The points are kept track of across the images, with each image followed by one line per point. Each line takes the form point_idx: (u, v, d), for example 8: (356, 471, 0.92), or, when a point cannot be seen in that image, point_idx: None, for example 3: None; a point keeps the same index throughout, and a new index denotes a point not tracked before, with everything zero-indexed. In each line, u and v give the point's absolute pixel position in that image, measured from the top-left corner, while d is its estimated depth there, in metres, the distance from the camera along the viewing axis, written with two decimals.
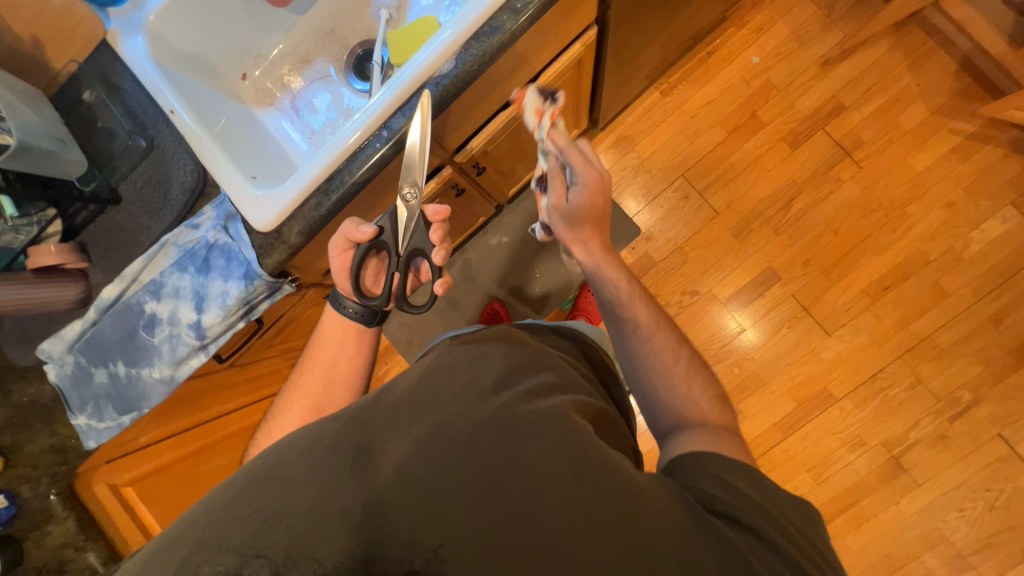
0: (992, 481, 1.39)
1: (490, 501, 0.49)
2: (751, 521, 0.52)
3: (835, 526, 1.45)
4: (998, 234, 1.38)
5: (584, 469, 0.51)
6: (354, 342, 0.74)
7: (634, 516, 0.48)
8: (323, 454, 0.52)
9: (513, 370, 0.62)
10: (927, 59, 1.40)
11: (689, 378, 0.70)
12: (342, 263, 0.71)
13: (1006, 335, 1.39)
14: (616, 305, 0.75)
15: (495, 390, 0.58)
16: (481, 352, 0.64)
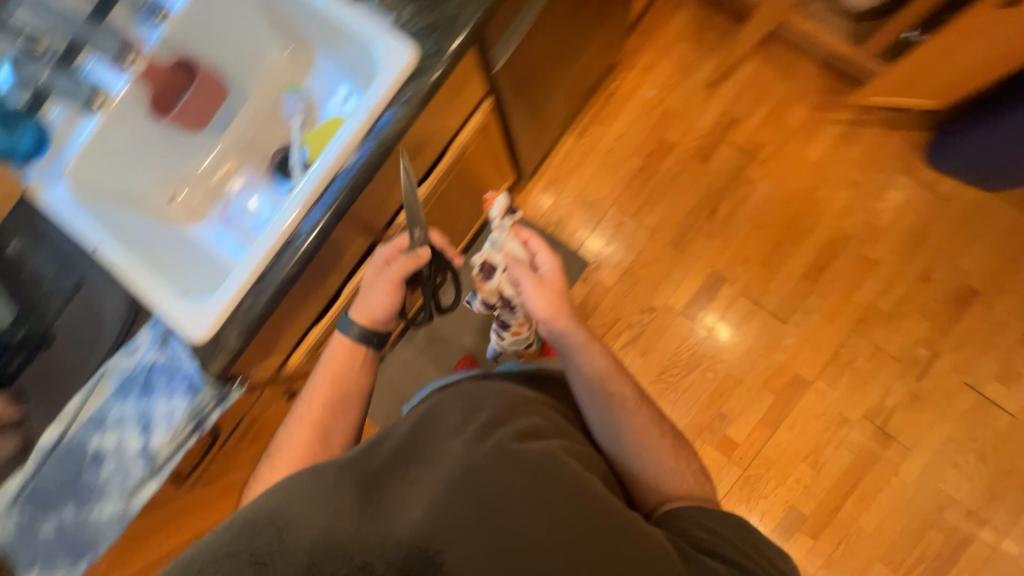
0: (973, 430, 1.43)
1: (481, 530, 0.56)
2: (734, 556, 0.69)
3: (846, 510, 1.45)
4: (901, 200, 1.52)
5: (560, 489, 0.59)
6: (357, 371, 0.83)
7: (597, 521, 0.57)
8: (328, 500, 0.59)
9: (506, 411, 0.69)
10: (794, 67, 1.60)
11: (674, 454, 0.82)
12: (387, 301, 0.83)
13: (939, 288, 1.48)
14: (603, 383, 0.85)
15: (488, 431, 0.65)
16: (473, 397, 0.72)
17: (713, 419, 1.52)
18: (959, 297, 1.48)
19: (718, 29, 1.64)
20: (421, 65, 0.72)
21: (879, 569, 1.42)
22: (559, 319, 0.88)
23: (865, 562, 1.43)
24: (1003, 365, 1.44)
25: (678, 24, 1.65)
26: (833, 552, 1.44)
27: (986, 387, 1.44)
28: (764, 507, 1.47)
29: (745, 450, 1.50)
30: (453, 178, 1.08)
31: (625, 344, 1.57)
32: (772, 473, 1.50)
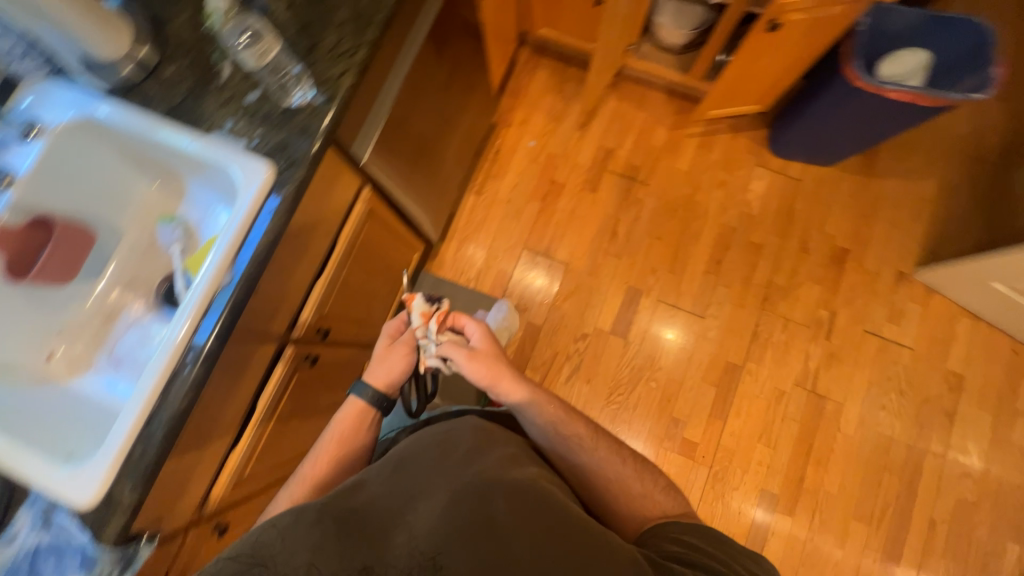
0: (885, 370, 1.59)
1: (469, 530, 0.66)
2: (707, 563, 0.72)
3: (810, 478, 1.53)
4: (764, 188, 1.73)
5: (521, 497, 0.71)
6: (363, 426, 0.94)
7: (552, 518, 0.68)
8: (320, 525, 0.66)
9: (480, 446, 0.80)
10: (647, 95, 1.80)
11: (640, 476, 0.88)
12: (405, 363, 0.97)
13: (818, 255, 1.68)
14: (558, 430, 0.90)
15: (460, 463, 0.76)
16: (451, 437, 0.83)
17: (668, 425, 1.58)
18: (835, 258, 1.67)
19: (574, 77, 1.83)
20: (283, 180, 0.76)
21: (854, 525, 1.50)
22: (500, 384, 0.93)
23: (841, 522, 1.50)
24: (888, 307, 1.63)
25: (539, 79, 1.83)
26: (811, 522, 1.50)
27: (882, 329, 1.62)
28: (739, 497, 1.53)
29: (704, 446, 1.56)
30: (353, 265, 1.08)
31: (570, 375, 1.62)
32: (735, 461, 1.56)
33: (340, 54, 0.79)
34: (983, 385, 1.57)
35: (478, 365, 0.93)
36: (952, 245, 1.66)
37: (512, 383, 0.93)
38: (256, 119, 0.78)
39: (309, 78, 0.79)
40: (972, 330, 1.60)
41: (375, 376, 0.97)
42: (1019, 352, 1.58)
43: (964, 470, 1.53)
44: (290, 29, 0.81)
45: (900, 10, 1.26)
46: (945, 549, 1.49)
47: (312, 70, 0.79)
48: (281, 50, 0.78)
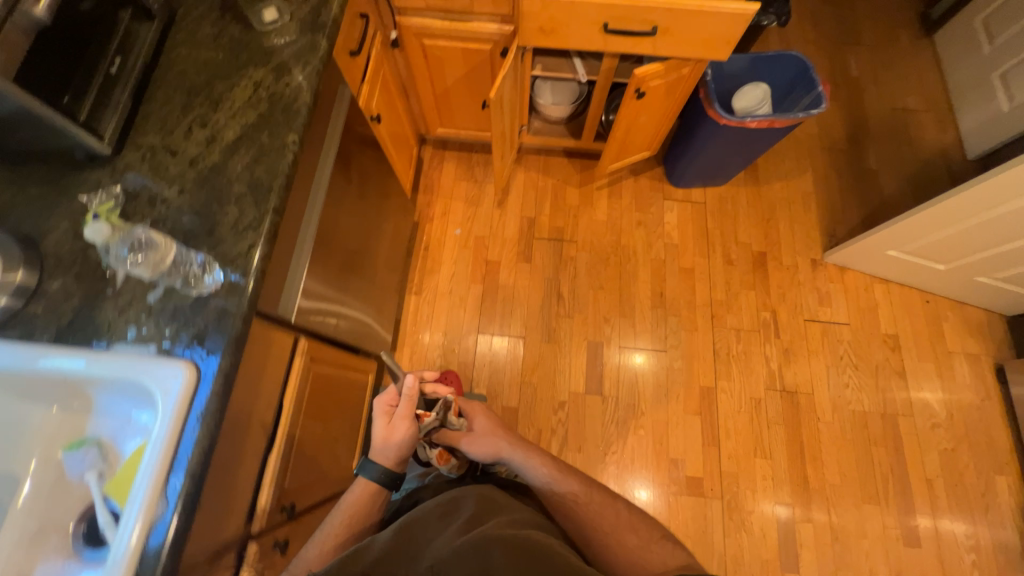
0: (835, 350, 1.71)
1: None
2: None
3: (813, 476, 1.56)
4: (677, 218, 1.88)
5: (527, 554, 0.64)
6: (373, 496, 0.90)
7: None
8: None
9: (479, 511, 0.75)
10: (550, 162, 1.93)
11: (636, 529, 0.84)
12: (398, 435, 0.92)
13: (742, 264, 1.82)
14: (552, 484, 0.92)
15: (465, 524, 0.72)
16: (451, 503, 0.78)
17: (669, 467, 1.56)
18: (757, 262, 1.82)
19: (480, 162, 1.93)
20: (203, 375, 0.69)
21: (867, 509, 1.53)
22: (502, 450, 0.98)
23: (856, 510, 1.52)
24: (815, 292, 1.78)
25: (449, 172, 1.91)
26: (831, 520, 1.51)
27: (819, 314, 1.75)
28: (759, 519, 1.51)
29: (708, 478, 1.55)
30: (306, 420, 0.99)
31: (560, 448, 1.57)
32: (742, 483, 1.55)
33: (244, 228, 0.77)
34: (916, 338, 1.73)
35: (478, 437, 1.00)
36: (843, 225, 1.88)
37: (507, 442, 0.98)
38: (165, 318, 0.72)
39: (215, 261, 0.75)
40: (888, 292, 1.78)
41: (381, 454, 0.92)
42: (931, 301, 1.77)
43: (933, 421, 1.63)
44: (184, 216, 0.77)
45: (736, 55, 1.49)
46: (950, 503, 1.55)
47: (216, 251, 0.75)
48: (178, 244, 0.74)
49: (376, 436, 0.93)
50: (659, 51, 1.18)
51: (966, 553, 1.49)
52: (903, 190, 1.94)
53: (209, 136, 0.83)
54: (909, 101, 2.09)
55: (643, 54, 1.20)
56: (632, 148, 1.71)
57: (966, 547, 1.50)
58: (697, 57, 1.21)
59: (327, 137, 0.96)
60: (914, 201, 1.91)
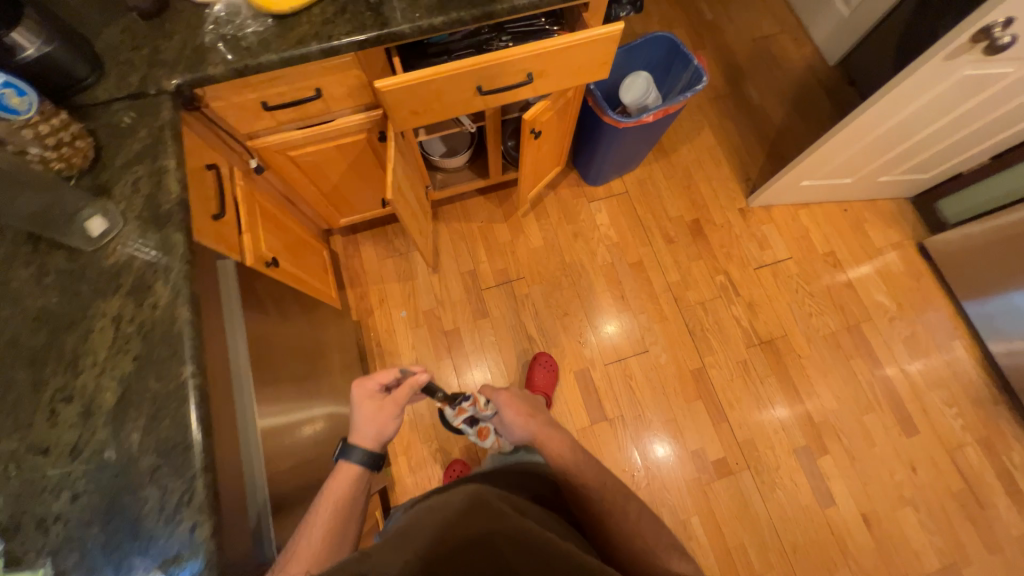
0: (790, 286, 1.79)
1: None
2: None
3: (815, 411, 1.64)
4: (608, 215, 1.86)
5: (535, 559, 0.60)
6: (350, 486, 0.85)
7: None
8: None
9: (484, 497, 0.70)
10: (468, 206, 1.83)
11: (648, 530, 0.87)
12: (375, 415, 0.91)
13: (682, 238, 1.84)
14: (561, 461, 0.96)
15: (468, 513, 0.67)
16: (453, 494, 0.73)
17: (693, 460, 1.58)
18: (695, 230, 1.85)
19: (397, 231, 1.79)
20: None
21: (868, 419, 1.64)
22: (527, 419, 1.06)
23: (859, 425, 1.63)
24: (754, 239, 1.85)
25: (369, 254, 1.76)
26: (844, 444, 1.61)
27: (765, 258, 1.83)
28: (785, 471, 1.57)
29: (730, 453, 1.59)
30: None
31: None
32: (761, 444, 1.60)
33: (174, 509, 0.63)
34: (849, 246, 1.85)
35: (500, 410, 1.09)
36: (753, 166, 1.95)
37: (527, 421, 1.06)
38: None
39: (155, 566, 0.61)
40: (812, 214, 1.89)
41: (364, 437, 0.89)
42: (848, 208, 1.90)
43: (889, 315, 1.77)
44: (92, 527, 0.62)
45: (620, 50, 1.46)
46: (927, 383, 1.69)
47: (154, 552, 0.61)
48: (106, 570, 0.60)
49: (362, 418, 0.90)
50: (541, 92, 1.11)
51: (954, 420, 1.65)
52: (790, 114, 2.04)
53: (82, 410, 0.67)
54: (764, 28, 2.18)
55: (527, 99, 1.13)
56: (544, 169, 1.66)
57: (953, 415, 1.65)
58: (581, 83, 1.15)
59: (228, 333, 0.81)
60: (802, 121, 2.03)
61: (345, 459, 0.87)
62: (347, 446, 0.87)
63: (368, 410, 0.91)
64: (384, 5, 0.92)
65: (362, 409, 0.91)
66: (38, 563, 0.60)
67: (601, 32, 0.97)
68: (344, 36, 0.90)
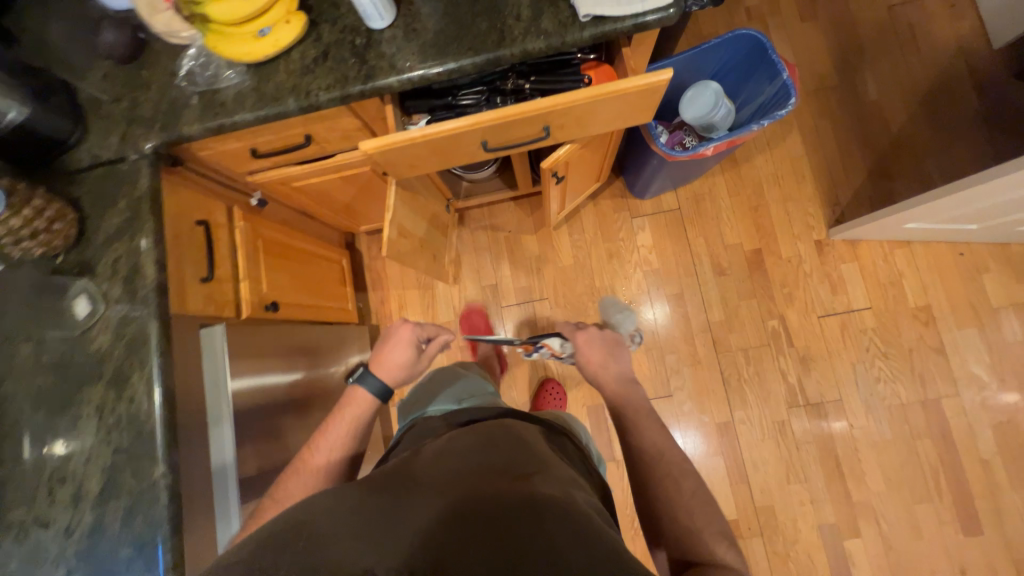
0: (859, 343, 1.52)
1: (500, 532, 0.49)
2: None
3: (855, 490, 1.46)
4: (653, 235, 1.64)
5: (577, 531, 0.49)
6: (360, 405, 0.89)
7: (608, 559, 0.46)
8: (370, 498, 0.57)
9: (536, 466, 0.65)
10: (495, 212, 1.69)
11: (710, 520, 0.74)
12: (403, 354, 0.95)
13: (736, 271, 1.59)
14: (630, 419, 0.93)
15: (518, 466, 0.63)
16: (508, 444, 0.70)
17: None
18: (754, 262, 1.59)
19: None
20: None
21: (919, 509, 1.43)
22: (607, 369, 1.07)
23: (906, 513, 1.44)
24: (826, 280, 1.56)
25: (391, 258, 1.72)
26: (881, 531, 1.44)
27: (834, 304, 1.55)
28: (804, 546, 1.45)
29: (744, 517, 1.48)
30: None
31: None
32: (782, 513, 1.48)
33: None
34: (952, 302, 1.51)
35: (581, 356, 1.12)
36: (846, 187, 1.59)
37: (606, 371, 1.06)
38: None
39: None
40: (911, 257, 1.54)
41: (387, 368, 0.93)
42: (963, 253, 1.52)
43: (982, 393, 1.47)
44: None
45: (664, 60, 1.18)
46: (1011, 480, 1.42)
47: None
48: None
49: (388, 356, 0.94)
50: (564, 142, 0.93)
51: None
52: (916, 117, 1.59)
53: (72, 495, 0.73)
54: None
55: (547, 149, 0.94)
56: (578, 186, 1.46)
57: None
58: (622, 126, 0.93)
59: (211, 411, 0.81)
60: (931, 129, 1.58)
61: (360, 386, 0.90)
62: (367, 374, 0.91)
63: (400, 353, 0.95)
64: (370, 48, 0.77)
65: (390, 350, 0.95)
66: None
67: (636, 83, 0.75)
68: (325, 91, 0.77)
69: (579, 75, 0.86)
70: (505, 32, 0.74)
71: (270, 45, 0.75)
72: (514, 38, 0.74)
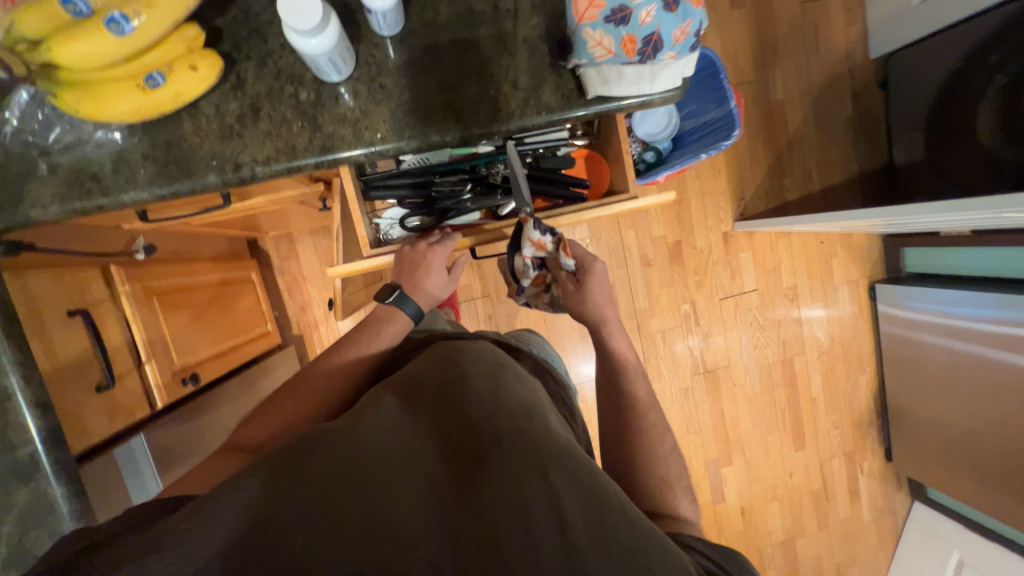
0: (746, 318, 1.84)
1: (509, 466, 0.55)
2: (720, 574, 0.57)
3: (732, 431, 1.88)
4: (589, 228, 1.68)
5: (572, 468, 0.56)
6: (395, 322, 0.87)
7: (603, 499, 0.54)
8: (389, 427, 0.61)
9: (527, 394, 0.71)
10: None
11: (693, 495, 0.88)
12: (439, 281, 0.90)
13: (659, 261, 1.74)
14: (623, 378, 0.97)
15: (514, 395, 0.68)
16: (503, 369, 0.76)
17: None
18: (674, 252, 1.75)
19: None
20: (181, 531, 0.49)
21: (771, 437, 1.92)
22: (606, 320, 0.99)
23: (761, 442, 1.91)
24: (728, 266, 1.80)
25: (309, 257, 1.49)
26: (745, 457, 1.90)
27: (732, 287, 1.82)
28: (695, 477, 1.86)
29: None
30: None
31: None
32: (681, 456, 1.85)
33: None
34: (810, 281, 1.89)
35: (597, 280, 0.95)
36: (750, 182, 1.78)
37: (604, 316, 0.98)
38: None
39: None
40: (789, 244, 1.84)
41: (423, 293, 0.89)
42: (823, 240, 1.87)
43: (819, 349, 1.93)
44: None
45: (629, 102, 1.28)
46: (827, 409, 1.97)
47: None
48: None
49: (430, 279, 0.89)
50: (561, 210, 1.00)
51: (834, 437, 1.98)
52: (808, 118, 1.80)
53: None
54: None
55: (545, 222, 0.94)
56: None
57: (835, 433, 1.99)
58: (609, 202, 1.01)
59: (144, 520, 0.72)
60: (817, 130, 1.80)
61: (398, 306, 0.88)
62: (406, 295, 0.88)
63: (441, 279, 0.89)
64: (323, 107, 0.59)
65: (428, 274, 0.89)
66: None
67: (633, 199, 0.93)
68: (263, 164, 0.58)
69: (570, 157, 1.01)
70: (501, 101, 0.62)
71: (168, 99, 0.54)
72: (511, 110, 0.62)
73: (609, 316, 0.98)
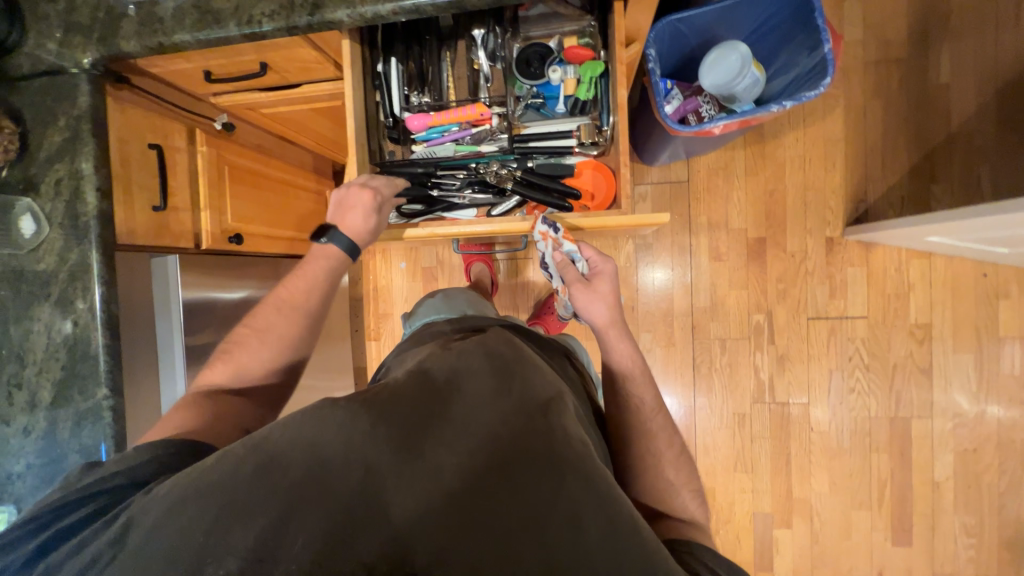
0: (844, 351, 1.46)
1: (513, 475, 0.53)
2: None
3: (798, 488, 1.50)
4: (651, 209, 1.53)
5: (589, 486, 0.53)
6: (329, 261, 0.82)
7: (619, 526, 0.51)
8: (389, 404, 0.58)
9: (548, 393, 0.67)
10: None
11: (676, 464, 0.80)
12: (364, 212, 0.80)
13: (733, 257, 1.50)
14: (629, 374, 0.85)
15: (532, 395, 0.64)
16: (535, 368, 0.74)
17: None
18: (754, 252, 1.49)
19: None
20: (188, 506, 0.51)
21: (855, 514, 1.48)
22: (612, 333, 0.85)
23: (841, 516, 1.48)
24: (828, 281, 1.46)
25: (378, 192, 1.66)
26: (812, 527, 1.50)
27: (830, 309, 1.47)
28: (735, 526, 1.53)
29: None
30: None
31: None
32: (721, 495, 1.53)
33: (88, 447, 0.78)
34: (957, 325, 1.42)
35: (606, 284, 0.85)
36: (879, 184, 1.43)
37: (611, 325, 0.85)
38: None
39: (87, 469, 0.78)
40: (927, 271, 1.42)
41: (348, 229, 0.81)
42: (989, 275, 1.40)
43: (957, 420, 1.43)
44: (48, 456, 0.78)
45: (664, 23, 1.03)
46: (957, 506, 1.44)
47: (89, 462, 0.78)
48: (51, 469, 0.78)
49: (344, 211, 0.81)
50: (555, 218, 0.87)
51: (964, 550, 1.43)
52: (987, 111, 1.37)
53: (21, 428, 0.78)
54: None
55: (499, 211, 0.88)
56: None
57: (966, 545, 1.43)
58: (601, 206, 0.86)
59: (159, 299, 0.90)
60: (1000, 128, 1.36)
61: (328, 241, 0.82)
62: (329, 228, 0.81)
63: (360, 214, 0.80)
64: None
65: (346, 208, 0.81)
66: (15, 464, 0.78)
67: (621, 212, 0.81)
68: (270, 18, 0.68)
69: (570, 167, 0.87)
70: None
71: None
72: None
73: (616, 324, 0.85)
